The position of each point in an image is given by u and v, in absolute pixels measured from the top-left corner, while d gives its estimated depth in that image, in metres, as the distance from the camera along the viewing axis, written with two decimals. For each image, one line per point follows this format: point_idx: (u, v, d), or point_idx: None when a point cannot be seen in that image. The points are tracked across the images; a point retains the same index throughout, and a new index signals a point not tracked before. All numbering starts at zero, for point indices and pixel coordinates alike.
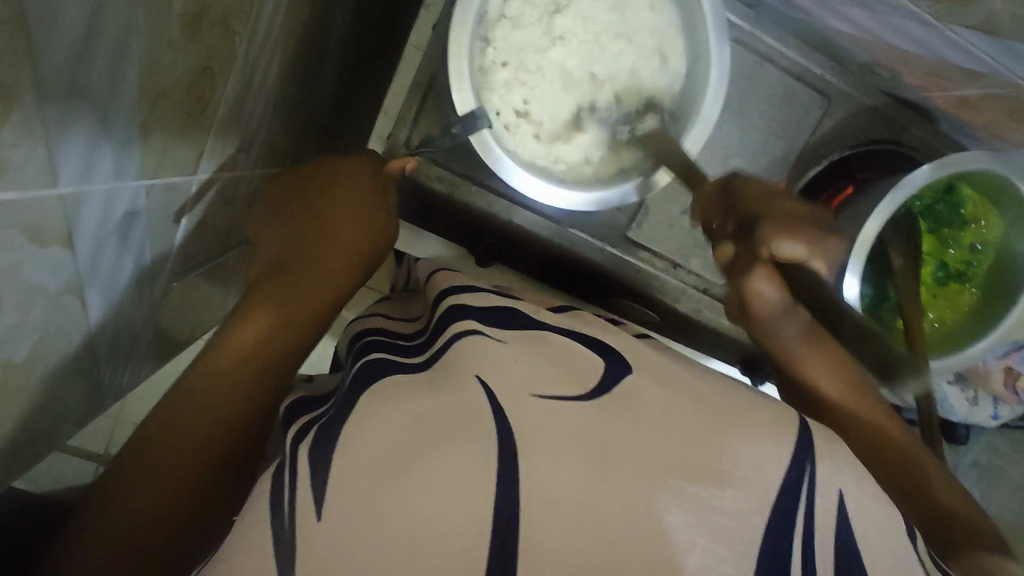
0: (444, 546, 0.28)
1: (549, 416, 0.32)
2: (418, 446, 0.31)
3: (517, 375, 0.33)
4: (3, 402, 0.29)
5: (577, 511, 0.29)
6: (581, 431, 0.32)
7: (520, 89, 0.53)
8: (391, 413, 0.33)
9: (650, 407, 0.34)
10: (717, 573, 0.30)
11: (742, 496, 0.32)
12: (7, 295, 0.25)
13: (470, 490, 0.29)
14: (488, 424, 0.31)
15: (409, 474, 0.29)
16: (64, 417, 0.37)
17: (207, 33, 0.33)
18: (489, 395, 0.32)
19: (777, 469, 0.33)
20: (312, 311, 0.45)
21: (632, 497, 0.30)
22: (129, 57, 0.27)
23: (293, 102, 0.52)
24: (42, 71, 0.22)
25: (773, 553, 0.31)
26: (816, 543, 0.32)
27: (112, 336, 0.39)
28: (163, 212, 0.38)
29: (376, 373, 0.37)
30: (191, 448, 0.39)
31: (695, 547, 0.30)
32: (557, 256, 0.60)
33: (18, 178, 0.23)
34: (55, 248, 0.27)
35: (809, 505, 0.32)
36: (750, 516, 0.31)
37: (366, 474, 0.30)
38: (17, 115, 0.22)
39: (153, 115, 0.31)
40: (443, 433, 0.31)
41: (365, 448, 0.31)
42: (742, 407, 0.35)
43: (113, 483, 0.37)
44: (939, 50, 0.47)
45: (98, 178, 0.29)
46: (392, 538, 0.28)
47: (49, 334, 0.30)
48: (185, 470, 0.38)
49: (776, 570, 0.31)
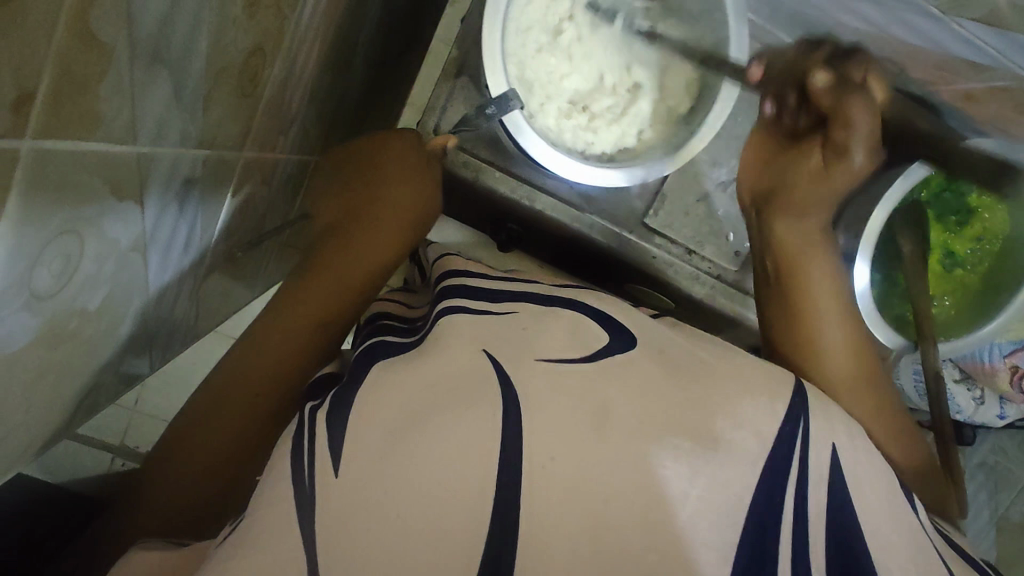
0: (462, 482, 0.30)
1: (552, 383, 0.33)
2: (426, 404, 0.32)
3: (519, 346, 0.36)
4: (71, 348, 0.31)
5: (590, 464, 0.31)
6: (586, 389, 0.33)
7: (544, 102, 0.55)
8: (403, 377, 0.34)
9: (652, 372, 0.35)
10: (714, 528, 0.31)
11: (741, 451, 0.33)
12: (89, 245, 0.28)
13: (472, 440, 0.31)
14: (495, 381, 0.33)
15: (416, 428, 0.31)
16: (104, 391, 0.39)
17: (262, 15, 0.35)
18: (494, 363, 0.34)
19: (766, 423, 0.34)
20: (360, 279, 0.48)
21: (636, 447, 0.32)
22: (200, 32, 0.29)
23: (325, 91, 0.55)
24: (135, 37, 0.24)
25: (765, 517, 0.33)
26: (807, 490, 0.34)
27: (161, 307, 0.41)
28: (214, 186, 0.40)
29: (379, 351, 0.39)
30: (235, 424, 0.40)
31: (691, 498, 0.31)
32: (576, 243, 0.62)
33: (107, 132, 0.25)
34: (129, 205, 0.30)
35: (806, 466, 0.34)
36: (746, 477, 0.33)
37: (379, 431, 0.31)
38: (112, 73, 0.24)
39: (214, 89, 0.33)
40: (460, 392, 0.33)
41: (381, 406, 0.33)
42: (733, 369, 0.37)
43: (161, 459, 0.40)
44: None
45: (167, 145, 0.31)
46: (418, 473, 0.29)
47: (116, 290, 0.33)
48: (241, 436, 0.40)
49: (770, 518, 0.33)
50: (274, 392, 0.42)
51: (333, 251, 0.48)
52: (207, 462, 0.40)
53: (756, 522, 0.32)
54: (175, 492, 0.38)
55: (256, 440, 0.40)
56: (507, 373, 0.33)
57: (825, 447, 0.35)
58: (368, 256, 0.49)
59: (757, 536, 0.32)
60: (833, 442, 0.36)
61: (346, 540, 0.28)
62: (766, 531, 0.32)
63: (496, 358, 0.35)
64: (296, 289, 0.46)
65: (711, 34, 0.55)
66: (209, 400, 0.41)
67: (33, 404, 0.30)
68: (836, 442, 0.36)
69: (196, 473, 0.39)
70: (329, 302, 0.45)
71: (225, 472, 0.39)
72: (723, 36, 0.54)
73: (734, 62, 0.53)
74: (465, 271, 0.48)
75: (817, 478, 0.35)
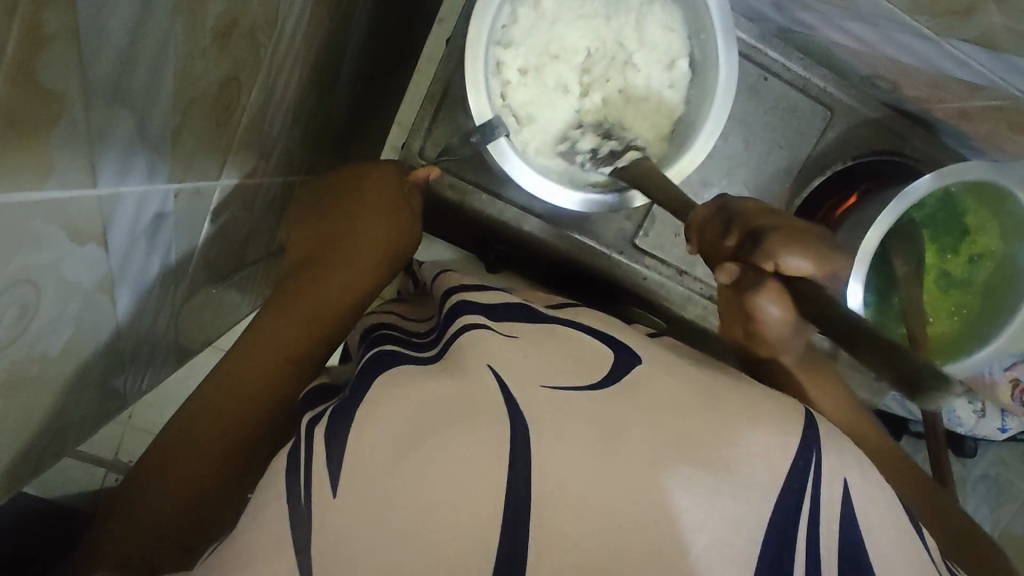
0: (464, 514, 0.28)
1: (553, 409, 0.32)
2: (424, 437, 0.30)
3: (529, 369, 0.34)
4: (34, 391, 0.30)
5: (577, 507, 0.29)
6: (592, 422, 0.32)
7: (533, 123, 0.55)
8: (407, 399, 0.33)
9: (653, 403, 0.34)
10: (723, 564, 0.30)
11: (743, 489, 0.32)
12: (46, 290, 0.27)
13: (465, 484, 0.29)
14: (500, 411, 0.31)
15: (408, 467, 0.29)
16: (80, 422, 0.38)
17: (235, 43, 0.34)
18: (502, 387, 0.33)
19: (774, 459, 0.33)
20: (338, 305, 0.47)
21: (643, 475, 0.30)
22: (166, 63, 0.28)
23: (310, 112, 0.54)
24: (89, 76, 0.23)
25: (767, 560, 0.31)
26: (814, 525, 0.32)
27: (134, 337, 0.40)
28: (188, 217, 0.39)
29: (383, 367, 0.37)
30: (207, 450, 0.39)
31: (703, 531, 0.30)
32: (566, 263, 0.62)
33: (62, 176, 0.24)
34: (91, 245, 0.29)
35: (809, 506, 0.33)
36: (756, 509, 0.31)
37: (372, 467, 0.30)
38: (64, 115, 0.23)
39: (184, 120, 0.33)
40: (465, 416, 0.31)
41: (377, 438, 0.31)
42: (751, 398, 0.36)
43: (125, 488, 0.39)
44: (940, 63, 0.48)
45: (132, 181, 0.30)
46: (414, 501, 0.28)
47: (81, 329, 0.32)
48: (205, 469, 0.39)
49: (772, 560, 0.31)
50: (241, 424, 0.40)
51: (310, 278, 0.47)
52: (181, 486, 0.38)
53: (768, 552, 0.31)
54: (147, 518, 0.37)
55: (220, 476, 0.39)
56: (511, 394, 0.32)
57: (838, 482, 0.34)
58: (347, 283, 0.48)
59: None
60: (847, 474, 0.34)
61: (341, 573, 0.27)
62: (784, 559, 0.31)
63: (501, 375, 0.33)
64: (269, 318, 0.45)
65: (700, 49, 0.54)
66: (183, 424, 0.40)
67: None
68: (851, 474, 0.35)
69: (171, 497, 0.38)
70: (308, 330, 0.45)
71: (188, 507, 0.38)
72: (711, 51, 0.53)
73: (724, 76, 0.51)
74: (472, 288, 0.47)
75: (831, 509, 0.33)
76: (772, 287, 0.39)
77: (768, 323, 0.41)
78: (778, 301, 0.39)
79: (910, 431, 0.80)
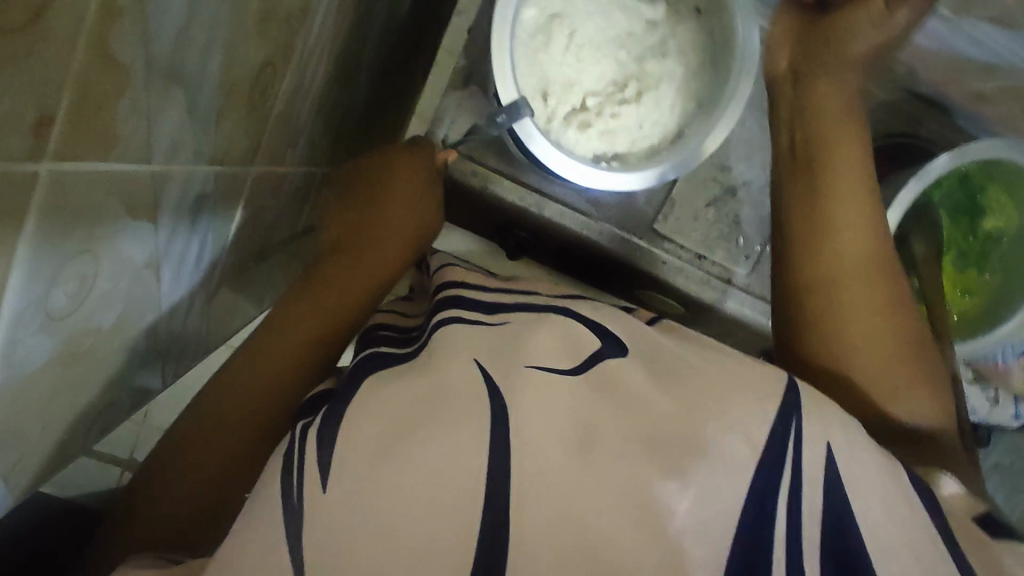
0: (453, 488, 0.29)
1: (544, 391, 0.32)
2: (412, 419, 0.31)
3: (511, 354, 0.35)
4: (87, 363, 0.31)
5: (595, 475, 0.30)
6: (577, 403, 0.32)
7: (554, 102, 0.55)
8: (390, 389, 0.34)
9: (641, 380, 0.34)
10: (720, 529, 0.31)
11: (726, 466, 0.32)
12: (104, 266, 0.28)
13: (457, 460, 0.29)
14: (482, 399, 0.32)
15: (404, 443, 0.30)
16: (118, 406, 0.39)
17: (274, 30, 0.35)
18: (484, 372, 0.33)
19: (762, 432, 0.33)
20: (362, 294, 0.47)
21: (642, 446, 0.31)
22: (213, 48, 0.29)
23: (334, 101, 0.55)
24: (151, 54, 0.24)
25: (773, 528, 0.32)
26: (817, 501, 0.33)
27: (172, 321, 0.41)
28: (225, 201, 0.40)
29: (373, 362, 0.38)
30: (237, 432, 0.40)
31: (706, 499, 0.31)
32: (585, 249, 0.62)
33: (122, 151, 0.25)
34: (142, 222, 0.30)
35: (815, 474, 0.33)
36: (747, 483, 0.32)
37: (367, 448, 0.31)
38: (128, 92, 0.24)
39: (226, 104, 0.33)
40: (443, 399, 0.32)
41: (365, 423, 0.32)
42: (731, 373, 0.36)
43: (162, 471, 0.39)
44: (954, 44, 0.50)
45: (180, 162, 0.31)
46: (419, 477, 0.29)
47: (129, 307, 0.33)
48: (235, 449, 0.39)
49: (780, 528, 0.32)
50: (270, 409, 0.40)
51: (334, 268, 0.48)
52: (211, 469, 0.39)
53: (769, 521, 0.31)
54: (188, 502, 0.38)
55: (250, 455, 0.39)
56: (493, 383, 0.32)
57: (825, 451, 0.34)
58: (373, 271, 0.49)
59: (765, 544, 0.31)
60: (832, 445, 0.34)
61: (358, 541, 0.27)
62: (778, 524, 0.32)
63: (484, 367, 0.34)
64: (297, 304, 0.45)
65: (721, 35, 0.55)
66: (217, 407, 0.41)
67: (54, 420, 0.30)
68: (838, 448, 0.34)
69: (204, 481, 0.39)
70: (333, 313, 0.45)
71: (222, 490, 0.38)
72: (733, 37, 0.54)
73: (746, 62, 0.53)
74: (467, 277, 0.47)
75: (826, 481, 0.34)
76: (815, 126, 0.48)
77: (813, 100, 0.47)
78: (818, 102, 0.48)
79: None
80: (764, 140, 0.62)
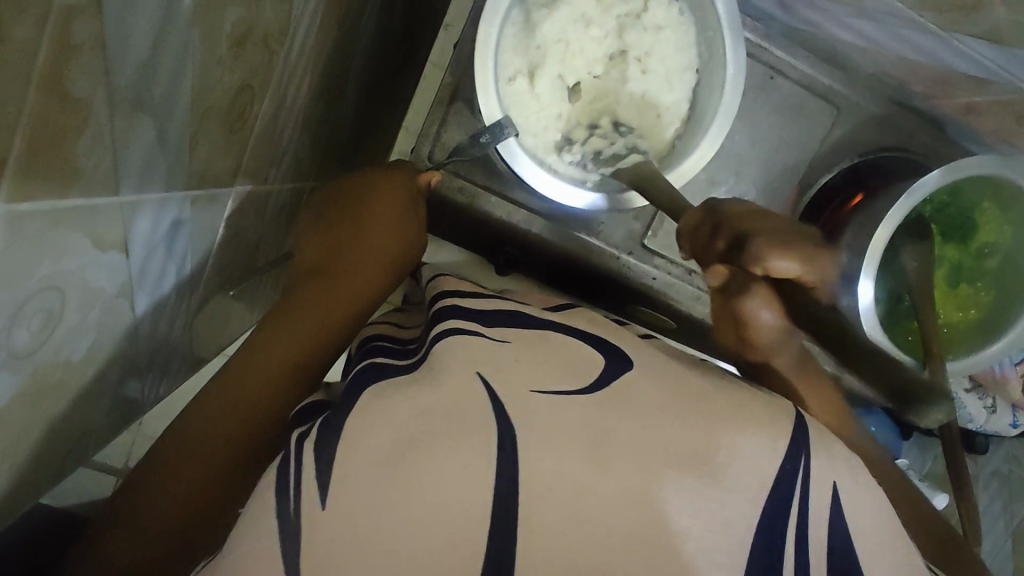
0: (449, 521, 0.28)
1: (535, 417, 0.31)
2: (410, 442, 0.30)
3: (515, 375, 0.34)
4: (57, 395, 0.30)
5: (579, 508, 0.29)
6: (577, 427, 0.31)
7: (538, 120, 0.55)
8: (394, 402, 0.33)
9: (646, 402, 0.34)
10: (710, 562, 0.30)
11: (734, 489, 0.32)
12: (71, 297, 0.27)
13: (462, 487, 0.29)
14: (490, 418, 0.31)
15: (400, 468, 0.29)
16: (96, 431, 0.38)
17: (250, 52, 0.35)
18: (490, 393, 0.32)
19: (771, 460, 0.33)
20: (344, 313, 0.47)
21: (633, 475, 0.30)
22: (185, 73, 0.28)
23: (321, 116, 0.55)
24: (114, 85, 0.24)
25: (763, 559, 0.31)
26: (809, 530, 0.32)
27: (150, 344, 0.40)
28: (203, 223, 0.39)
29: (370, 376, 0.37)
30: (211, 458, 0.39)
31: (695, 532, 0.30)
32: (573, 264, 0.62)
33: (86, 184, 0.25)
34: (112, 251, 0.29)
35: (806, 501, 0.33)
36: (736, 514, 0.31)
37: (362, 471, 0.29)
38: (90, 124, 0.23)
39: (201, 128, 0.33)
40: (446, 422, 0.31)
41: (363, 441, 0.31)
42: (735, 399, 0.36)
43: (126, 495, 0.37)
44: (944, 58, 0.49)
45: (152, 187, 0.30)
46: (416, 506, 0.28)
47: (101, 334, 0.32)
48: (206, 476, 0.38)
49: (769, 560, 0.31)
50: (246, 432, 0.40)
51: (316, 287, 0.48)
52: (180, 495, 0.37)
53: (759, 553, 0.31)
54: (151, 529, 0.36)
55: (224, 481, 0.38)
56: (502, 404, 0.32)
57: (827, 481, 0.34)
58: (355, 291, 0.49)
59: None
60: (836, 481, 0.34)
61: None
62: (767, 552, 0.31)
63: (491, 385, 0.33)
64: (276, 322, 0.45)
65: (708, 48, 0.55)
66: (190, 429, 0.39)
67: (22, 453, 0.29)
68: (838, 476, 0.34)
69: (174, 507, 0.37)
70: (314, 335, 0.45)
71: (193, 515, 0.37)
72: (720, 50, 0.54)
73: (732, 74, 0.53)
74: (466, 292, 0.47)
75: (817, 508, 0.33)
76: (763, 288, 0.36)
77: (760, 326, 0.37)
78: (770, 305, 0.35)
79: (921, 430, 0.82)
80: (755, 153, 0.62)
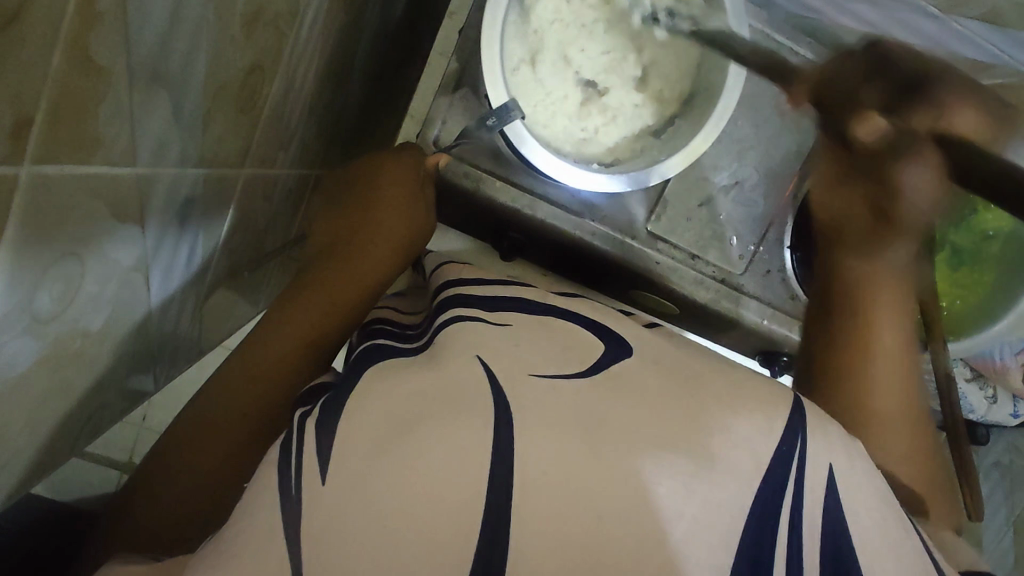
0: (453, 491, 0.28)
1: (537, 393, 0.32)
2: (413, 416, 0.31)
3: (515, 356, 0.35)
4: (74, 367, 0.31)
5: (581, 479, 0.29)
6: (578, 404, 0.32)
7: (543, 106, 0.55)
8: (399, 380, 0.34)
9: (646, 379, 0.34)
10: (711, 532, 0.30)
11: (729, 465, 0.32)
12: (90, 268, 0.28)
13: (464, 461, 0.29)
14: (489, 396, 0.32)
15: (402, 442, 0.30)
16: (108, 410, 0.39)
17: (261, 33, 0.35)
18: (489, 375, 0.33)
19: (768, 441, 0.33)
20: (353, 295, 0.48)
21: (632, 450, 0.31)
22: (200, 50, 0.29)
23: (326, 103, 0.55)
24: (133, 57, 0.24)
25: (760, 529, 0.31)
26: (806, 502, 0.33)
27: (162, 324, 0.41)
28: (214, 203, 0.40)
29: (371, 357, 0.38)
30: (227, 434, 0.40)
31: (695, 502, 0.30)
32: (577, 249, 0.62)
33: (105, 155, 0.25)
34: (128, 226, 0.30)
35: (804, 475, 0.33)
36: (737, 486, 0.32)
37: (365, 446, 0.30)
38: (110, 96, 0.24)
39: (213, 107, 0.33)
40: (448, 400, 0.32)
41: (368, 417, 0.32)
42: (736, 379, 0.36)
43: (156, 467, 0.39)
44: (944, 41, 0.51)
45: (166, 163, 0.31)
46: (418, 480, 0.28)
47: (117, 309, 0.33)
48: (225, 451, 0.39)
49: (767, 530, 0.31)
50: (260, 409, 0.41)
51: (328, 268, 0.49)
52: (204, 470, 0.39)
53: (758, 523, 0.31)
54: (174, 502, 0.38)
55: (242, 456, 0.39)
56: (500, 387, 0.32)
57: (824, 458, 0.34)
58: (366, 271, 0.49)
59: (753, 546, 0.31)
60: (830, 461, 0.34)
61: (340, 545, 0.27)
62: (766, 523, 0.32)
63: (490, 367, 0.33)
64: (287, 305, 0.46)
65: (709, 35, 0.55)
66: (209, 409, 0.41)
67: (39, 424, 0.30)
68: (834, 458, 0.35)
69: (197, 482, 0.39)
70: (322, 315, 0.45)
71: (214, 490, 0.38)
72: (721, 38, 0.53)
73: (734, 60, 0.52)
74: (469, 276, 0.47)
75: (815, 482, 0.33)
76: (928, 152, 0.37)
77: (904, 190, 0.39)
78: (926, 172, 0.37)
79: None
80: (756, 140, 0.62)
